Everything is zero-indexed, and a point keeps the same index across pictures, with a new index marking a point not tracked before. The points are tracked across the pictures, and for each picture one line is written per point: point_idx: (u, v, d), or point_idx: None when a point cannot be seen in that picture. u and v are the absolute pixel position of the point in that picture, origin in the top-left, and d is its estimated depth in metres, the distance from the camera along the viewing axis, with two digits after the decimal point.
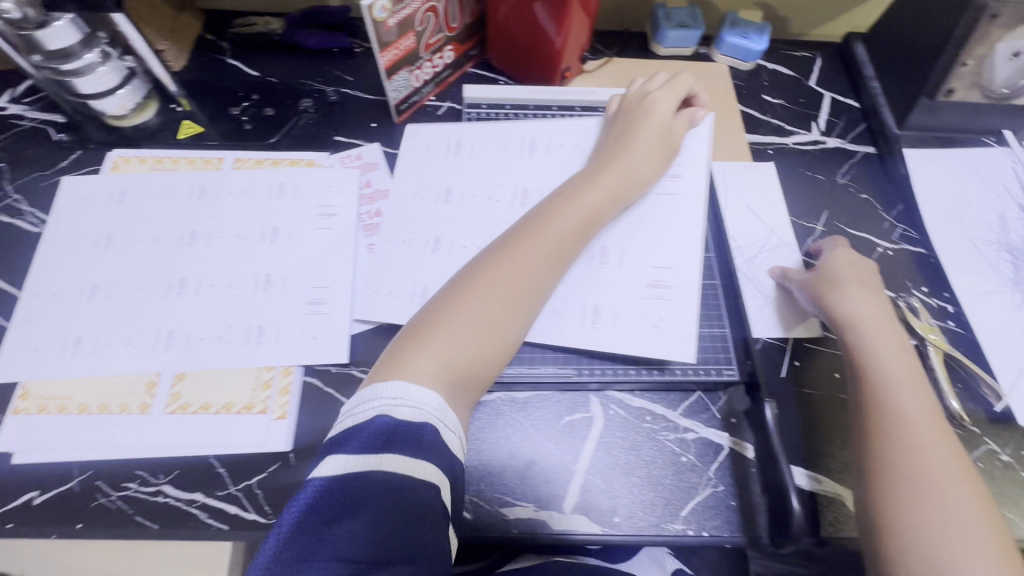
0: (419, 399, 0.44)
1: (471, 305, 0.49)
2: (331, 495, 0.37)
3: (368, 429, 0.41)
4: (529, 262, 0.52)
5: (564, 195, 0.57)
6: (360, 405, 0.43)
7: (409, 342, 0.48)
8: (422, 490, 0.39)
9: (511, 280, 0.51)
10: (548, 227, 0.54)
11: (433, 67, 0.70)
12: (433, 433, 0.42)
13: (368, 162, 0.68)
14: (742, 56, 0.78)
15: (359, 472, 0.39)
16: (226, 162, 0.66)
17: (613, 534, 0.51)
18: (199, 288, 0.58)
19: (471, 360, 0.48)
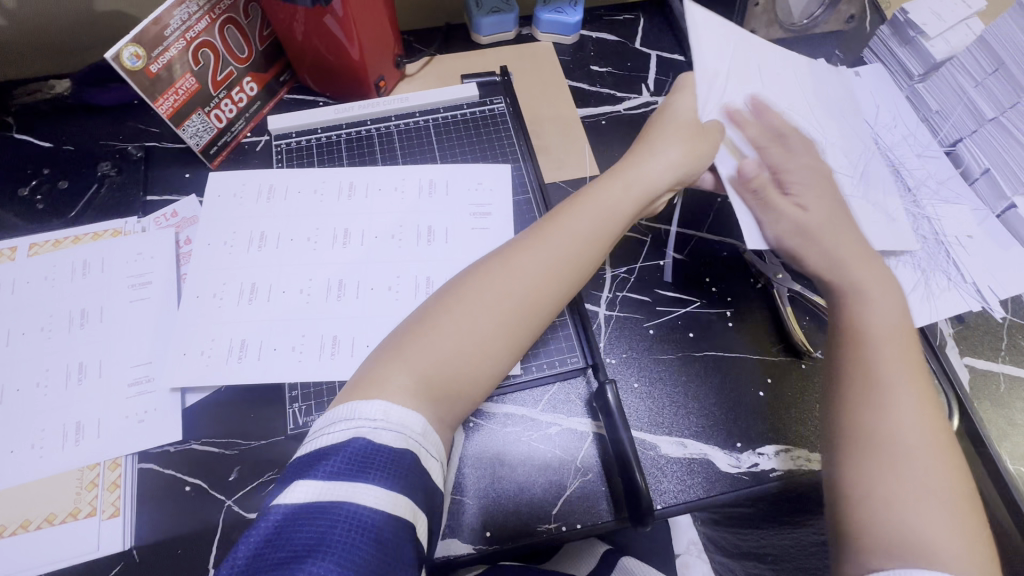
0: (401, 424, 0.39)
1: (468, 315, 0.46)
2: (295, 524, 0.33)
3: (345, 450, 0.37)
4: (532, 268, 0.48)
5: (574, 203, 0.53)
6: (341, 424, 0.39)
7: (389, 356, 0.44)
8: (393, 528, 0.34)
9: (517, 291, 0.47)
10: (555, 245, 0.49)
11: (234, 103, 0.66)
12: (418, 464, 0.38)
13: (184, 217, 0.63)
14: (561, 31, 0.77)
15: (327, 502, 0.34)
16: (20, 251, 0.60)
17: (487, 549, 0.50)
18: (3, 396, 0.53)
19: (451, 374, 0.44)
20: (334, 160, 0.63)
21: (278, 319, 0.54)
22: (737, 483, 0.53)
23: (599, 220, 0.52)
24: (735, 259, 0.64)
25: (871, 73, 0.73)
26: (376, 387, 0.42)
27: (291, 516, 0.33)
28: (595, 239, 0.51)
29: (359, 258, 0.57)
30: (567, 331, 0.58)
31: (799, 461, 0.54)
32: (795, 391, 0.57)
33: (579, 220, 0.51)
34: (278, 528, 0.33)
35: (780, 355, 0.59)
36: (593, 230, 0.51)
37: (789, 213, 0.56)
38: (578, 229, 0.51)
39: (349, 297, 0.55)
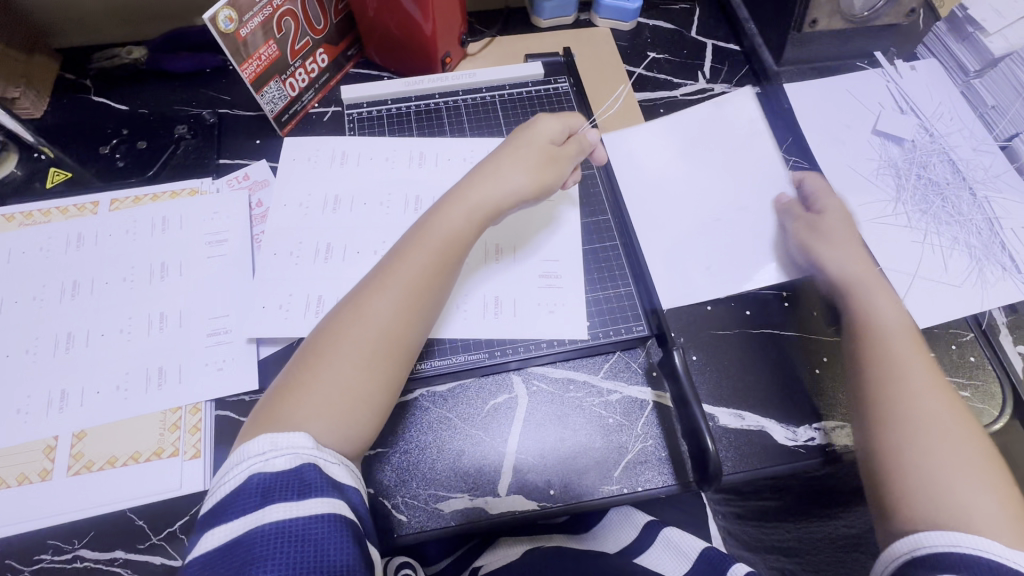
0: (288, 444, 0.41)
1: (335, 356, 0.45)
2: (220, 562, 0.36)
3: (244, 487, 0.39)
4: (384, 300, 0.47)
5: (430, 216, 0.52)
6: (231, 471, 0.40)
7: (274, 402, 0.44)
8: (314, 526, 0.37)
9: (376, 322, 0.47)
10: (419, 264, 0.49)
11: (307, 73, 0.68)
12: (311, 471, 0.40)
13: (256, 180, 0.65)
14: (621, 17, 0.78)
15: (240, 535, 0.37)
16: (102, 205, 0.62)
17: (551, 507, 0.52)
18: (88, 340, 0.55)
19: (345, 407, 0.44)
20: (404, 131, 0.65)
21: (350, 279, 0.56)
22: (795, 456, 0.54)
23: (460, 225, 0.51)
24: None
25: (927, 67, 0.74)
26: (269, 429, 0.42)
27: (223, 551, 0.36)
28: (454, 245, 0.51)
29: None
30: (630, 302, 0.60)
31: None
32: None
33: (449, 226, 0.51)
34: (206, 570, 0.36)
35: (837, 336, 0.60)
36: (453, 241, 0.51)
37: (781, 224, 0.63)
38: (432, 242, 0.50)
39: None
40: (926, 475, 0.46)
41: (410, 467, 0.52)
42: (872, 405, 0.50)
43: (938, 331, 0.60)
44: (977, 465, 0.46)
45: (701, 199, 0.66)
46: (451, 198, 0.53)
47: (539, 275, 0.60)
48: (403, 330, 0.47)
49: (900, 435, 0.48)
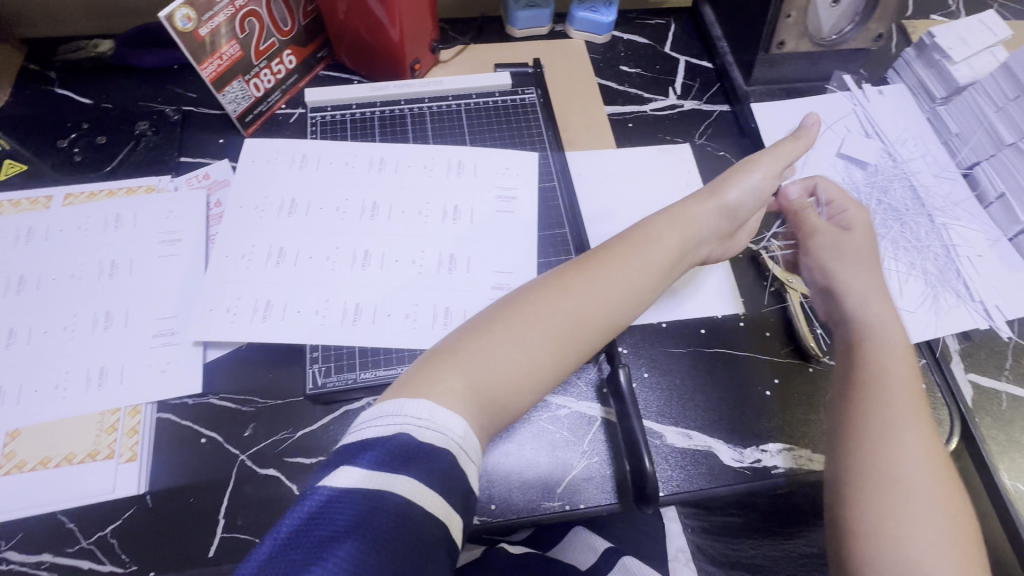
0: (444, 423, 0.39)
1: (516, 335, 0.46)
2: (336, 506, 0.33)
3: (394, 442, 0.37)
4: (623, 286, 0.51)
5: (634, 231, 0.54)
6: (383, 420, 0.39)
7: (431, 362, 0.45)
8: (415, 514, 0.34)
9: (562, 317, 0.48)
10: (593, 283, 0.50)
11: (273, 74, 0.67)
12: (445, 454, 0.38)
13: (216, 180, 0.65)
14: (595, 30, 0.79)
15: (370, 493, 0.34)
16: (56, 200, 0.61)
17: (491, 522, 0.51)
18: (31, 337, 0.54)
19: (505, 387, 0.45)
20: (367, 136, 0.65)
21: (300, 285, 0.56)
22: (739, 477, 0.54)
23: (655, 260, 0.53)
24: (751, 262, 0.65)
25: (894, 92, 0.74)
26: (424, 389, 0.42)
27: (317, 509, 0.33)
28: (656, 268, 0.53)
29: (385, 231, 0.59)
30: None
31: (801, 460, 0.55)
32: (803, 393, 0.58)
33: (650, 256, 0.53)
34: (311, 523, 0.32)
35: (789, 357, 0.60)
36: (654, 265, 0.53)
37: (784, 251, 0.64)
38: (636, 261, 0.52)
39: (374, 267, 0.57)
40: (903, 540, 0.42)
41: None
42: (857, 454, 0.46)
43: None
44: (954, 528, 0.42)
45: None
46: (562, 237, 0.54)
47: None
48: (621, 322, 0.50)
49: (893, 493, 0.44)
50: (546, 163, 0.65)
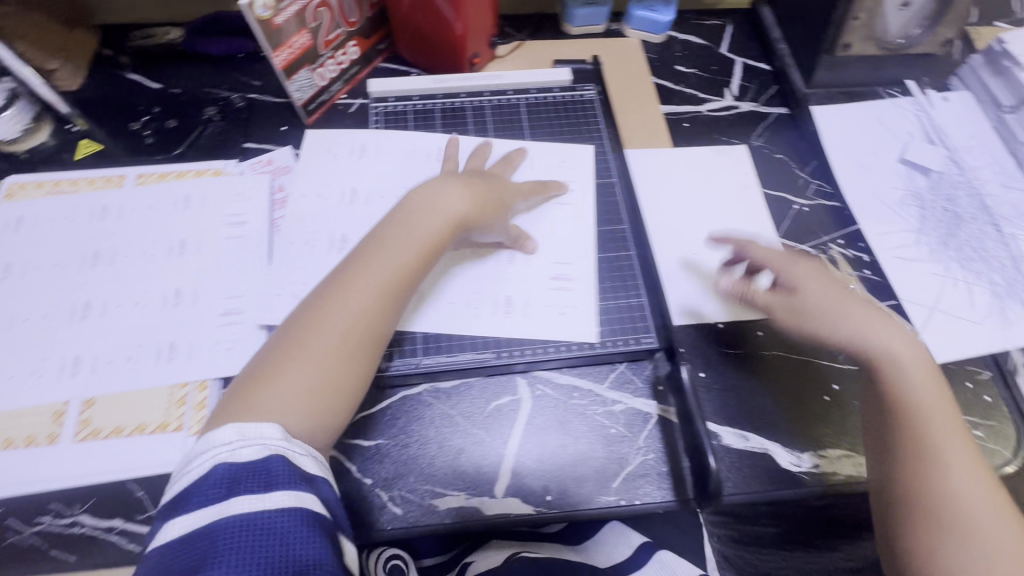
0: (257, 434, 0.42)
1: (301, 366, 0.46)
2: (205, 540, 0.37)
3: (209, 478, 0.39)
4: (358, 300, 0.49)
5: (408, 209, 0.54)
6: (196, 461, 0.41)
7: (247, 389, 0.45)
8: (285, 519, 0.38)
9: (329, 331, 0.47)
10: (348, 299, 0.48)
11: (337, 64, 0.69)
12: (279, 464, 0.41)
13: (279, 166, 0.66)
14: (652, 29, 0.78)
15: (205, 526, 0.37)
16: (128, 179, 0.63)
17: (547, 513, 0.51)
18: (105, 310, 0.56)
19: (318, 402, 0.45)
20: (429, 127, 0.66)
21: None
22: (797, 482, 0.54)
23: (406, 256, 0.51)
24: None
25: (959, 99, 0.73)
26: (250, 411, 0.44)
27: (243, 523, 0.37)
28: (411, 270, 0.51)
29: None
30: (642, 313, 0.59)
31: (861, 468, 0.54)
32: (864, 400, 0.57)
33: (398, 253, 0.51)
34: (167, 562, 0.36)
35: (850, 364, 0.59)
36: (403, 268, 0.51)
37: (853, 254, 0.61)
38: (391, 263, 0.51)
39: None
40: None
41: (408, 461, 0.52)
42: (925, 527, 0.46)
43: (955, 367, 0.59)
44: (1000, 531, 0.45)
45: (719, 217, 0.66)
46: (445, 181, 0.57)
47: (546, 282, 0.60)
48: (372, 337, 0.49)
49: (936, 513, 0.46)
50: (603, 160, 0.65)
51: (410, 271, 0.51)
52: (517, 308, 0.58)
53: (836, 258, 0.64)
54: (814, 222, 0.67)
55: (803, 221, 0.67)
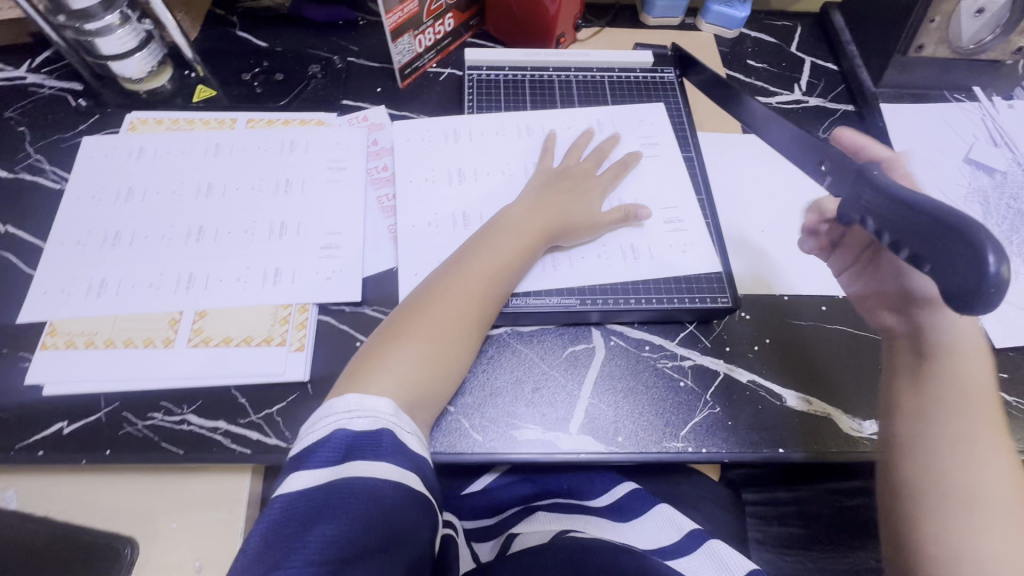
0: (372, 407, 0.46)
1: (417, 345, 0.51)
2: (314, 499, 0.40)
3: (329, 441, 0.43)
4: (466, 292, 0.54)
5: (508, 218, 0.59)
6: (318, 424, 0.45)
7: (360, 366, 0.50)
8: (386, 488, 0.41)
9: (439, 317, 0.52)
10: (455, 289, 0.54)
11: (434, 34, 0.74)
12: (388, 438, 0.44)
13: (374, 123, 0.71)
14: (726, 24, 0.82)
15: (320, 488, 0.40)
16: (240, 123, 0.69)
17: (618, 452, 0.54)
18: (217, 235, 0.60)
19: (425, 381, 0.50)
20: (518, 97, 0.71)
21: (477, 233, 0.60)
22: (858, 446, 0.55)
23: (507, 254, 0.56)
24: None
25: None
26: (364, 384, 0.48)
27: (356, 490, 0.40)
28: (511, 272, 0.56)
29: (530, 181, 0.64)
30: (718, 274, 0.60)
31: None
32: None
33: (494, 252, 0.56)
34: (280, 516, 0.39)
35: None
36: (500, 267, 0.55)
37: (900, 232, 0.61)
38: (492, 262, 0.55)
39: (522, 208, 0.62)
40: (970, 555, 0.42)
41: (487, 393, 0.56)
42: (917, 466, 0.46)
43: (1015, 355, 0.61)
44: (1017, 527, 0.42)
45: (787, 199, 0.69)
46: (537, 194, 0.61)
47: (626, 240, 0.62)
48: (477, 324, 0.54)
49: (939, 502, 0.44)
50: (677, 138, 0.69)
51: (504, 269, 0.56)
52: (600, 260, 0.60)
53: None
54: None
55: None
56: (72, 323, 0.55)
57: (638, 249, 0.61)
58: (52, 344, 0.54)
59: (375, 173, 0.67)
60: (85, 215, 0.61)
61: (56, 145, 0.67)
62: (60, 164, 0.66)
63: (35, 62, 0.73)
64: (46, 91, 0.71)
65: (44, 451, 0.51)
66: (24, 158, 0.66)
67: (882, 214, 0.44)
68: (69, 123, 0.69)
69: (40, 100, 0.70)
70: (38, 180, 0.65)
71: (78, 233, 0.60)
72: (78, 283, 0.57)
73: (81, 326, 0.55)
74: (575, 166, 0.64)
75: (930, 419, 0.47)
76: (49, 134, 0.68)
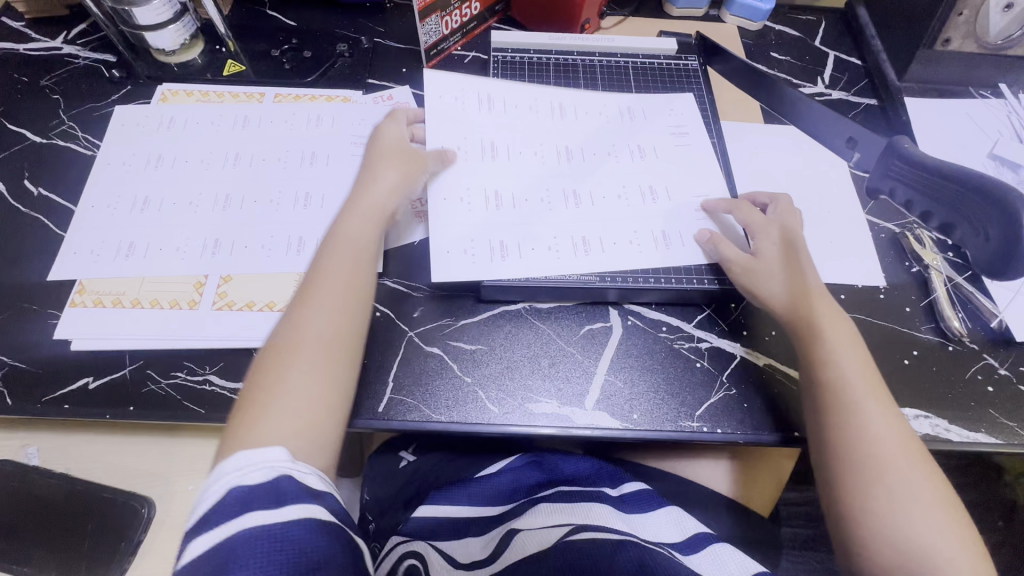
0: (266, 458, 0.41)
1: (301, 370, 0.46)
2: (211, 565, 0.36)
3: (220, 502, 0.38)
4: (313, 316, 0.48)
5: (332, 233, 0.54)
6: (215, 481, 0.40)
7: (243, 401, 0.45)
8: (296, 530, 0.38)
9: (315, 345, 0.47)
10: (320, 308, 0.48)
11: (461, 16, 0.75)
12: (292, 482, 0.40)
13: (399, 101, 0.72)
14: (750, 16, 0.82)
15: (217, 547, 0.36)
16: (268, 97, 0.70)
17: (633, 429, 0.54)
18: (243, 204, 0.62)
19: (318, 409, 0.45)
20: (542, 78, 0.71)
21: (526, 222, 0.60)
22: None
23: (341, 266, 0.51)
24: (894, 242, 0.66)
25: None
26: (257, 431, 0.42)
27: (257, 540, 0.37)
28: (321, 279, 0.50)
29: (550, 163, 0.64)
30: (737, 258, 0.61)
31: (938, 428, 0.56)
32: (942, 369, 0.59)
33: (336, 266, 0.51)
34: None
35: (929, 334, 0.61)
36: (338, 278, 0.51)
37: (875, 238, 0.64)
38: (340, 275, 0.51)
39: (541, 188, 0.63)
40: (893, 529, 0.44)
41: (503, 367, 0.56)
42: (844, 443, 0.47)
43: None
44: (920, 469, 0.46)
45: (807, 189, 0.69)
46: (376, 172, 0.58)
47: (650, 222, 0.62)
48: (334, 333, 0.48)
49: (869, 466, 0.46)
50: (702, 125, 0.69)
51: (353, 274, 0.51)
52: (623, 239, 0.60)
53: (922, 238, 0.66)
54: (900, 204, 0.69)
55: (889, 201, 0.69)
56: (100, 283, 0.56)
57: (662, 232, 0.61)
58: (81, 302, 0.56)
59: None
60: (116, 180, 0.62)
61: (89, 113, 0.69)
62: (93, 132, 0.67)
63: (71, 34, 0.75)
64: (81, 61, 0.73)
65: (69, 405, 0.52)
66: (58, 125, 0.68)
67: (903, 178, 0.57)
68: (102, 93, 0.70)
69: (75, 70, 0.72)
70: (70, 146, 0.66)
71: (108, 197, 0.61)
72: (107, 244, 0.58)
73: (109, 286, 0.56)
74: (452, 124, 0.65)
75: (836, 384, 0.49)
76: (83, 103, 0.69)
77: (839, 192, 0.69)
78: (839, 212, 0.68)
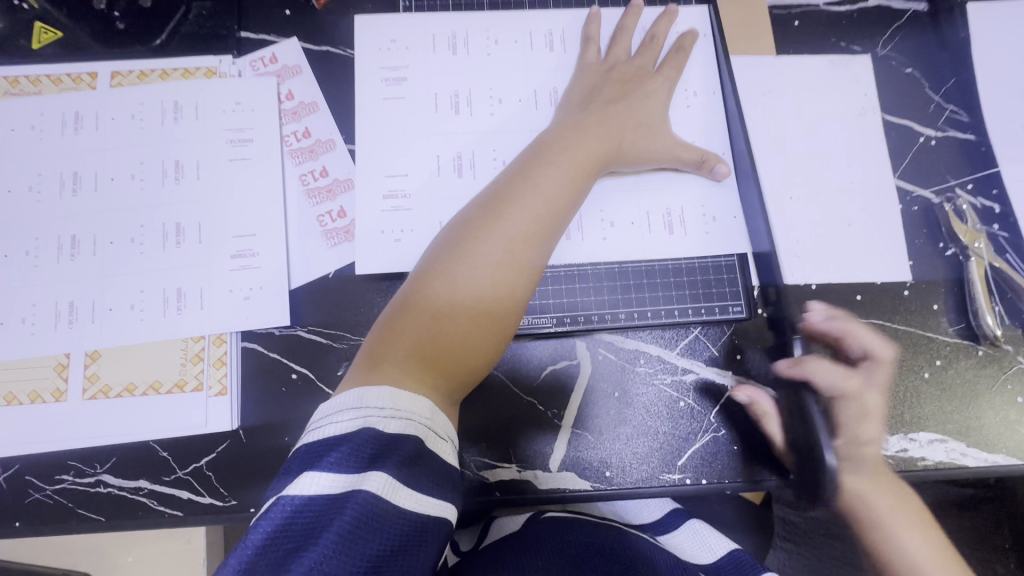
0: (409, 408, 0.33)
1: (458, 289, 0.39)
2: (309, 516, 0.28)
3: (353, 440, 0.31)
4: (548, 218, 0.42)
5: (551, 134, 0.46)
6: (345, 411, 0.33)
7: (421, 294, 0.39)
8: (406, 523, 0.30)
9: (511, 254, 0.41)
10: (551, 164, 0.44)
11: None
12: (433, 458, 0.33)
13: (285, 65, 0.53)
14: None
15: (340, 495, 0.29)
16: (102, 78, 0.51)
17: (601, 488, 0.47)
18: (96, 247, 0.47)
19: (472, 348, 0.39)
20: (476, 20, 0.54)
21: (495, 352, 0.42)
22: (886, 466, 0.48)
23: (554, 197, 0.43)
24: (928, 216, 0.53)
25: None
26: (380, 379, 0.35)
27: (369, 511, 0.29)
28: (553, 220, 0.43)
29: (488, 128, 0.50)
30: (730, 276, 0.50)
31: (952, 454, 0.49)
32: (970, 382, 0.50)
33: (549, 195, 0.43)
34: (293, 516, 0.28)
35: (959, 337, 0.51)
36: (555, 207, 0.43)
37: (899, 202, 0.53)
38: (533, 203, 0.42)
39: (470, 179, 0.49)
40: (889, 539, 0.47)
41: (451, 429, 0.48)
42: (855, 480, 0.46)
43: None
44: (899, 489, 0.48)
45: (828, 152, 0.54)
46: (580, 111, 0.48)
47: None
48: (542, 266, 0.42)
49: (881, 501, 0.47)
50: (682, 45, 0.52)
51: (567, 203, 0.44)
52: None
53: (963, 211, 0.53)
54: (942, 161, 0.54)
55: (927, 159, 0.54)
56: None
57: (574, 225, 0.49)
58: None
59: (294, 143, 0.52)
60: None
61: None
62: None
63: None
64: None
65: None
66: None
67: (956, 95, 0.56)
68: None
69: None
70: None
71: None
72: None
73: None
74: (626, 62, 0.51)
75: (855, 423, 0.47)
76: None
77: (868, 153, 0.54)
78: (867, 183, 0.53)
